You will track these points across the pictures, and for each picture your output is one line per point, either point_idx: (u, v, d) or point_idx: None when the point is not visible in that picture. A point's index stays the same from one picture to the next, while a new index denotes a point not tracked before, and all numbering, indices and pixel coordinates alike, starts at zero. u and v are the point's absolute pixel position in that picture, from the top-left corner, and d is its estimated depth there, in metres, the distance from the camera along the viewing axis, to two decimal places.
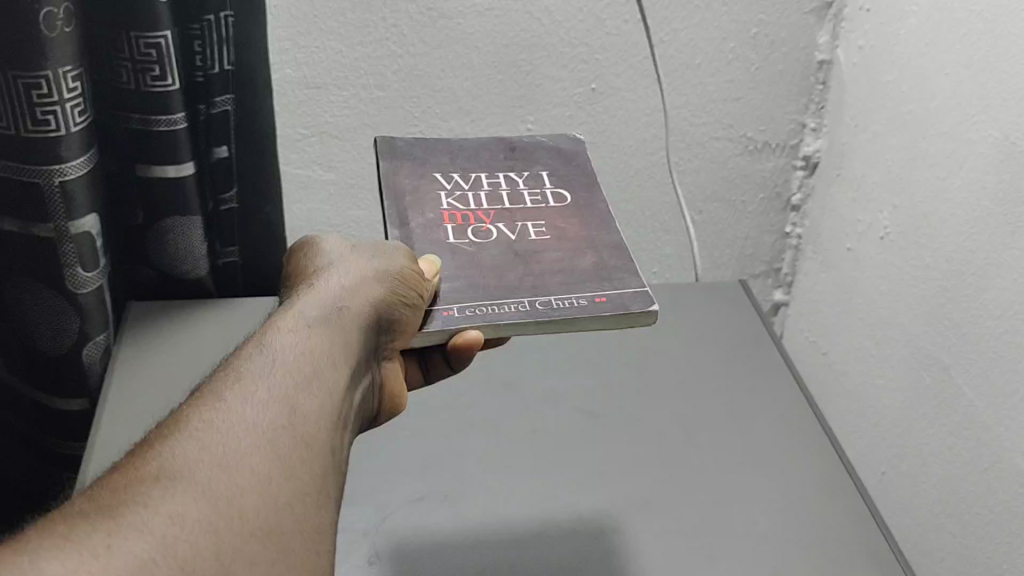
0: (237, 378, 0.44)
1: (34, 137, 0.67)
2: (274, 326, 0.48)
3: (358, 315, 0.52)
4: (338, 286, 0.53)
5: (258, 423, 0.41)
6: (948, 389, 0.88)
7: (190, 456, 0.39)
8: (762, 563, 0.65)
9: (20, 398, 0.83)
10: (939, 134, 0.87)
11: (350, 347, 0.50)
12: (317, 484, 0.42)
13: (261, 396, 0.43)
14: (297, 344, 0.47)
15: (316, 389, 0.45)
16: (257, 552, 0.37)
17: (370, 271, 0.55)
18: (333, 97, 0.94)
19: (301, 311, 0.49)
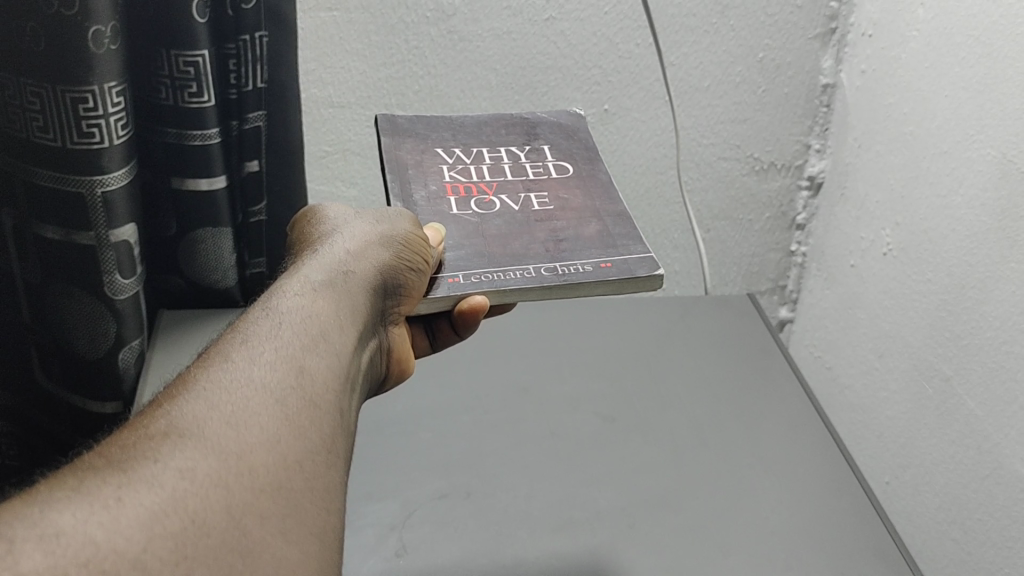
0: (244, 339, 0.46)
1: (79, 149, 0.71)
2: (279, 291, 0.50)
3: (359, 284, 0.55)
4: (340, 258, 0.55)
5: (267, 379, 0.43)
6: (949, 399, 0.91)
7: (200, 413, 0.40)
8: (773, 558, 0.68)
9: (55, 402, 0.86)
10: (939, 154, 0.91)
11: (353, 315, 0.52)
12: (324, 440, 0.43)
13: (268, 357, 0.45)
14: (302, 309, 0.49)
15: (321, 351, 0.47)
16: (270, 501, 0.39)
17: (370, 245, 0.58)
18: (356, 115, 0.98)
19: (305, 279, 0.52)
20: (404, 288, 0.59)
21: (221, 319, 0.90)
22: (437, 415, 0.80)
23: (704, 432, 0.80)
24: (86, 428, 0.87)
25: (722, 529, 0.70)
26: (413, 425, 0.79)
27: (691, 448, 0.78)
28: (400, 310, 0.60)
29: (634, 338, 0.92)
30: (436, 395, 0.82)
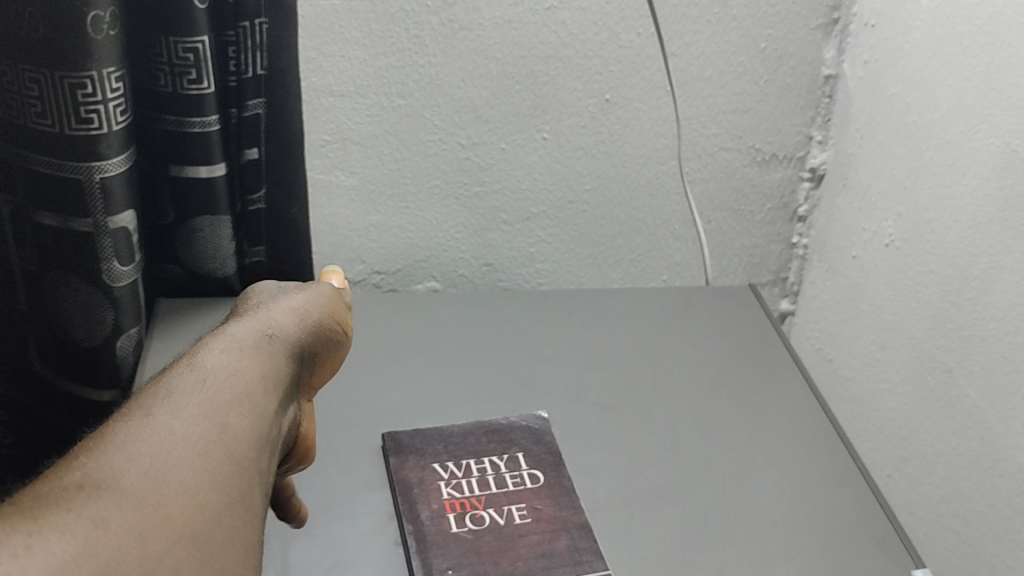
0: (172, 388, 0.44)
1: (77, 135, 0.70)
2: (205, 345, 0.49)
3: (283, 346, 0.53)
4: (268, 320, 0.54)
5: (192, 430, 0.42)
6: (952, 390, 0.91)
7: (120, 462, 0.38)
8: (775, 548, 0.68)
9: (52, 390, 0.85)
10: (943, 144, 0.91)
11: (280, 374, 0.51)
12: (247, 499, 0.42)
13: (198, 405, 0.43)
14: (231, 362, 0.48)
15: (250, 407, 0.46)
16: (188, 555, 0.37)
17: (296, 313, 0.58)
18: (356, 104, 0.97)
19: (233, 336, 0.50)
20: (317, 356, 0.58)
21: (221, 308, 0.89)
22: (436, 405, 0.79)
23: (704, 422, 0.79)
24: (83, 416, 0.86)
25: (722, 519, 0.70)
26: (412, 414, 0.78)
27: (692, 438, 0.77)
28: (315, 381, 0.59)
29: (634, 329, 0.91)
30: (435, 385, 0.82)
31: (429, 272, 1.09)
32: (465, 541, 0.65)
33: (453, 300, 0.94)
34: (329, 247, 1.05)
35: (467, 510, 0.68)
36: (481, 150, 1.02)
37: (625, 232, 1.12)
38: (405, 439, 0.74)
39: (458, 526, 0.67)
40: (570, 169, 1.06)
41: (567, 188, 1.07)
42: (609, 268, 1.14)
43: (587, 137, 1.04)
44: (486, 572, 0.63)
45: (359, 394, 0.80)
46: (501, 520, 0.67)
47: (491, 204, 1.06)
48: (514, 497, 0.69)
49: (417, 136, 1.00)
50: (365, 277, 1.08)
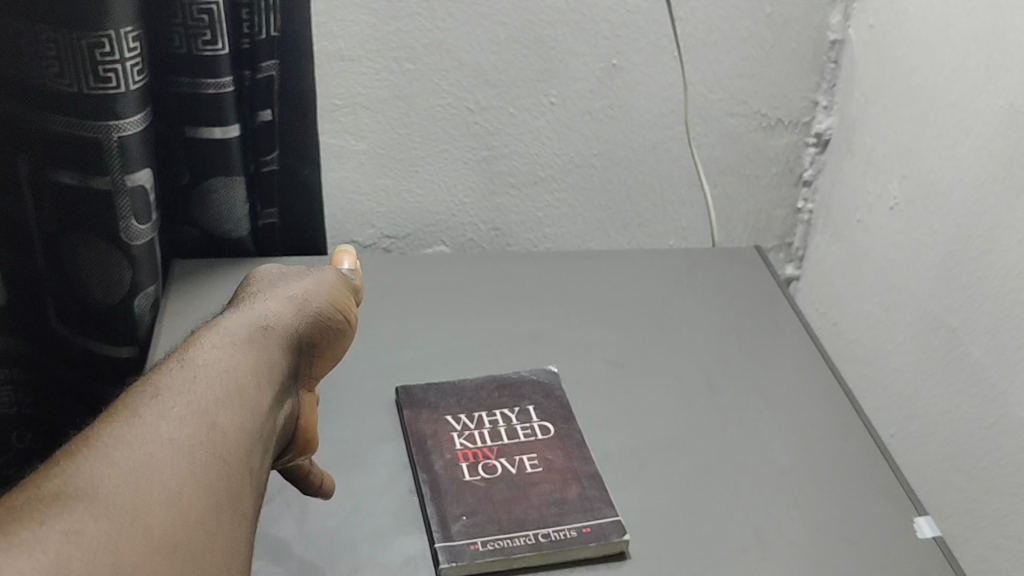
0: (158, 393, 0.48)
1: (95, 94, 0.71)
2: (198, 343, 0.53)
3: (277, 338, 0.56)
4: (262, 313, 0.57)
5: (175, 433, 0.46)
6: (955, 349, 0.92)
7: (100, 469, 0.42)
8: (781, 496, 0.69)
9: (70, 348, 0.87)
10: (947, 105, 0.92)
11: (270, 369, 0.54)
12: (226, 493, 0.46)
13: (181, 410, 0.47)
14: (219, 361, 0.52)
15: (234, 407, 0.50)
16: (162, 554, 0.41)
17: (293, 303, 0.60)
18: (366, 69, 0.98)
19: (224, 332, 0.54)
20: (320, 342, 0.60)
21: (237, 268, 0.90)
22: (448, 361, 0.81)
23: (711, 378, 0.81)
24: (101, 374, 0.88)
25: (729, 468, 0.71)
26: (424, 370, 0.80)
27: (699, 392, 0.79)
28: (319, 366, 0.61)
29: (642, 289, 0.92)
30: (446, 343, 0.83)
31: (438, 237, 1.10)
32: (479, 488, 0.67)
33: (463, 261, 0.95)
34: (340, 211, 1.06)
35: (479, 460, 0.70)
36: (490, 114, 1.03)
37: (632, 197, 1.13)
38: (419, 393, 0.75)
39: (471, 475, 0.68)
40: (577, 134, 1.07)
41: (575, 152, 1.08)
42: (615, 233, 1.16)
43: (594, 101, 1.05)
44: (500, 518, 0.65)
45: (372, 351, 0.82)
46: (513, 469, 0.69)
47: (500, 168, 1.07)
48: (525, 447, 0.71)
49: (426, 101, 1.01)
50: (375, 241, 1.09)
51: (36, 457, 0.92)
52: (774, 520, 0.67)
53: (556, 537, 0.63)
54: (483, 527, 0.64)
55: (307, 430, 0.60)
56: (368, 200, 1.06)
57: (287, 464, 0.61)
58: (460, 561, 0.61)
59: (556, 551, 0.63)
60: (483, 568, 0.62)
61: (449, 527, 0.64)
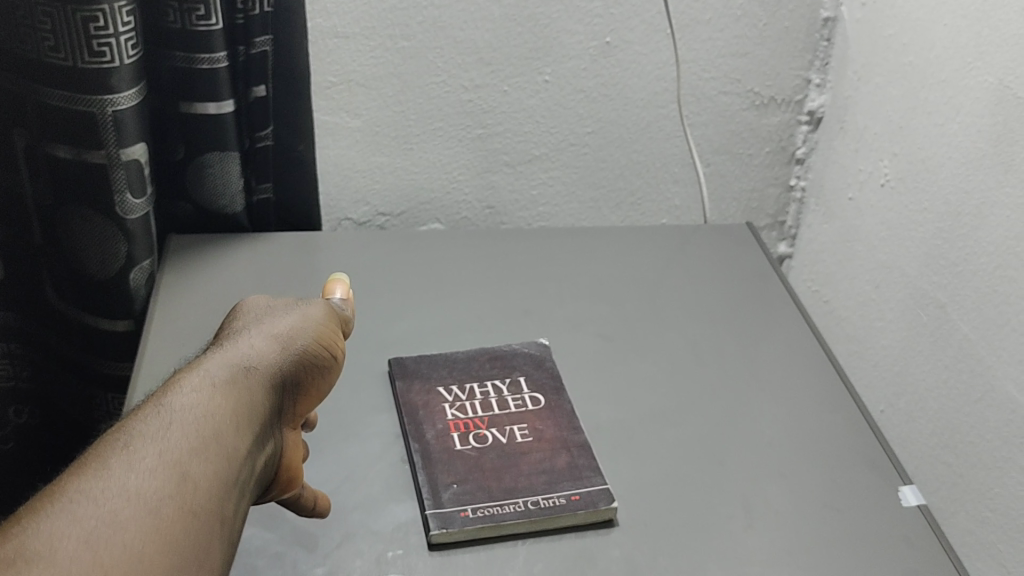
0: (131, 440, 0.47)
1: (90, 68, 0.72)
2: (175, 386, 0.51)
3: (264, 377, 0.54)
4: (248, 348, 0.55)
5: (142, 488, 0.45)
6: (944, 325, 0.93)
7: (60, 529, 0.41)
8: (768, 466, 0.70)
9: (67, 322, 0.88)
10: (938, 83, 0.93)
11: (252, 412, 0.52)
12: (192, 552, 0.45)
13: (151, 462, 0.46)
14: (196, 406, 0.50)
15: (209, 457, 0.48)
16: None
17: (283, 336, 0.57)
18: (361, 46, 0.98)
19: (206, 373, 0.52)
20: (311, 379, 0.58)
21: (231, 244, 0.91)
22: (441, 335, 0.82)
23: (701, 352, 0.82)
24: (98, 348, 0.88)
25: (718, 439, 0.72)
26: (417, 344, 0.80)
27: (690, 366, 0.80)
28: (309, 401, 0.59)
29: (634, 265, 0.93)
30: (438, 317, 0.84)
31: (432, 214, 1.11)
32: (470, 457, 0.68)
33: (456, 238, 0.96)
34: (334, 188, 1.07)
35: (471, 430, 0.70)
36: (483, 92, 1.04)
37: (625, 175, 1.14)
38: (411, 364, 0.76)
39: (462, 444, 0.69)
40: (571, 112, 1.07)
41: (569, 130, 1.09)
42: (609, 211, 1.16)
43: (587, 79, 1.06)
44: (490, 486, 0.65)
45: (365, 326, 0.82)
46: (504, 439, 0.70)
47: (494, 146, 1.08)
48: (516, 418, 0.72)
49: (420, 78, 1.01)
50: (370, 218, 1.10)
51: (29, 433, 0.92)
52: (761, 490, 0.68)
53: (545, 505, 0.64)
54: (473, 495, 0.65)
55: (289, 469, 0.58)
56: (363, 177, 1.07)
57: (271, 498, 0.59)
58: (450, 527, 0.62)
59: (545, 518, 0.63)
60: (473, 535, 0.63)
61: (440, 494, 0.65)
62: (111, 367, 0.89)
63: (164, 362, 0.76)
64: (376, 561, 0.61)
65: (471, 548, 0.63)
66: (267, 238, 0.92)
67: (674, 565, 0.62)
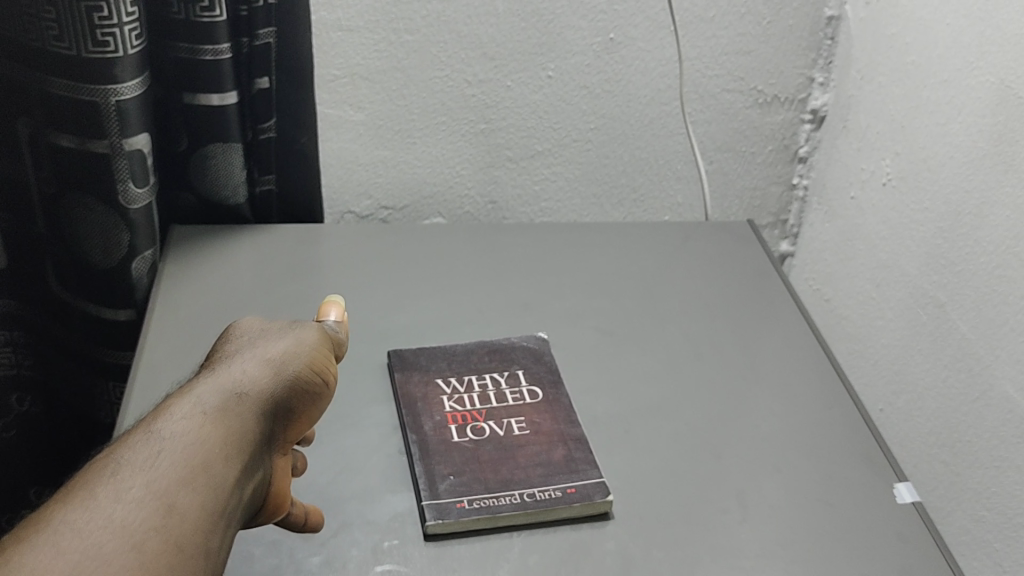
0: (118, 471, 0.47)
1: (94, 58, 0.72)
2: (165, 413, 0.50)
3: (258, 402, 0.53)
4: (241, 372, 0.54)
5: (127, 521, 0.44)
6: (943, 324, 0.93)
7: (40, 564, 0.41)
8: (764, 461, 0.71)
9: (70, 311, 0.88)
10: (940, 82, 0.93)
11: (244, 439, 0.51)
12: None
13: (136, 494, 0.46)
14: (186, 434, 0.49)
15: (196, 489, 0.47)
16: None
17: (279, 359, 0.56)
18: (365, 39, 0.98)
19: (197, 400, 0.51)
20: (306, 404, 0.57)
21: (233, 235, 0.91)
22: (440, 328, 0.82)
23: (699, 347, 0.82)
24: (100, 337, 0.88)
25: (714, 434, 0.73)
26: (416, 336, 0.81)
27: (688, 361, 0.80)
28: (306, 425, 0.58)
29: (634, 261, 0.93)
30: (438, 310, 0.84)
31: (434, 209, 1.11)
32: (467, 449, 0.68)
33: (458, 232, 0.96)
34: (337, 181, 1.07)
35: (468, 422, 0.71)
36: (487, 87, 1.04)
37: (628, 171, 1.14)
38: (410, 356, 0.77)
39: (460, 436, 0.69)
40: (574, 108, 1.08)
41: (572, 126, 1.09)
42: (611, 207, 1.16)
43: (591, 75, 1.06)
44: (486, 478, 0.66)
45: (365, 318, 0.82)
46: (501, 432, 0.70)
47: (497, 141, 1.08)
48: (513, 411, 0.72)
49: (424, 72, 1.02)
50: (372, 212, 1.10)
51: (31, 424, 0.91)
52: (757, 485, 0.68)
53: (540, 498, 0.65)
54: (470, 487, 0.65)
55: (284, 494, 0.57)
56: (366, 171, 1.07)
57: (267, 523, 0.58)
58: (446, 518, 0.62)
59: (541, 511, 0.64)
60: (469, 526, 0.63)
61: (436, 486, 0.65)
62: (112, 355, 0.90)
63: (165, 349, 0.77)
64: (373, 551, 0.61)
65: (467, 539, 0.63)
66: (269, 229, 0.93)
67: (669, 557, 0.62)
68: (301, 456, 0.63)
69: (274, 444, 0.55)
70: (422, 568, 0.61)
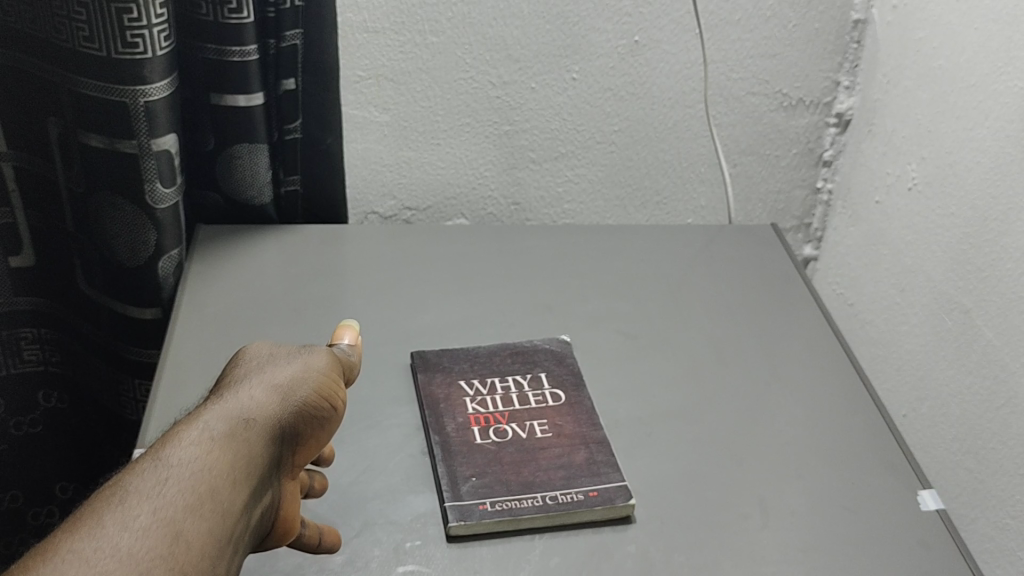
0: (126, 496, 0.45)
1: (124, 59, 0.73)
2: (174, 437, 0.49)
3: (265, 429, 0.52)
4: (248, 399, 0.53)
5: (135, 550, 0.43)
6: (969, 330, 0.92)
7: None
8: (786, 465, 0.70)
9: (98, 309, 0.89)
10: (967, 87, 0.92)
11: (250, 467, 0.50)
12: None
13: (145, 521, 0.44)
14: (194, 461, 0.48)
15: (204, 517, 0.46)
16: None
17: (286, 386, 0.55)
18: (391, 41, 0.99)
19: (205, 426, 0.50)
20: (310, 432, 0.56)
21: (259, 233, 0.92)
22: (462, 330, 0.82)
23: (722, 350, 0.82)
24: (127, 334, 0.89)
25: (736, 438, 0.73)
26: (438, 337, 0.81)
27: (711, 364, 0.80)
28: (310, 451, 0.57)
29: (657, 265, 0.93)
30: (462, 311, 0.85)
31: (457, 210, 1.11)
32: (489, 451, 0.68)
33: (481, 233, 0.96)
34: (361, 181, 1.07)
35: (491, 425, 0.71)
36: (511, 89, 1.04)
37: (651, 174, 1.14)
38: (433, 357, 0.77)
39: (482, 438, 0.70)
40: (598, 110, 1.08)
41: (596, 128, 1.09)
42: (634, 210, 1.16)
43: (616, 78, 1.06)
44: (508, 480, 0.66)
45: (388, 319, 0.83)
46: (523, 434, 0.70)
47: (520, 143, 1.08)
48: (536, 413, 0.72)
49: (449, 74, 1.02)
50: (396, 213, 1.10)
51: (59, 420, 0.94)
52: (779, 489, 0.68)
53: (562, 501, 0.65)
54: (492, 489, 0.65)
55: (286, 519, 0.56)
56: (390, 172, 1.07)
57: (270, 547, 0.57)
58: (469, 520, 0.63)
59: (562, 514, 0.64)
60: (491, 528, 0.63)
61: (458, 487, 0.65)
62: (138, 354, 0.90)
63: (189, 344, 0.77)
64: (394, 550, 0.62)
65: (489, 541, 0.63)
66: (293, 229, 0.93)
67: (690, 561, 0.63)
68: (318, 476, 0.64)
69: (278, 471, 0.54)
70: (443, 569, 0.61)
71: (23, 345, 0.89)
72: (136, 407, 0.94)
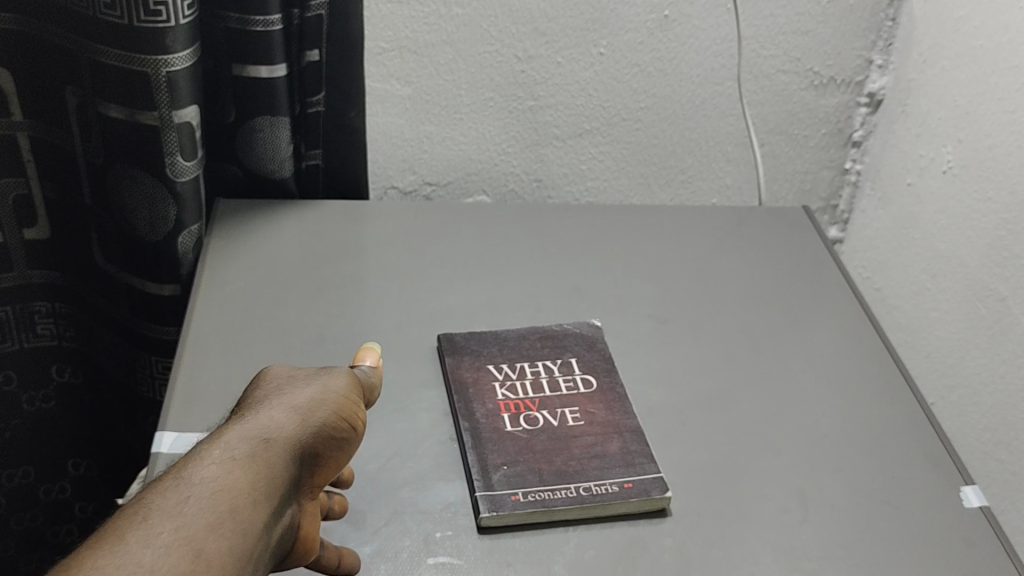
0: (146, 516, 0.43)
1: (145, 27, 0.71)
2: (195, 459, 0.46)
3: (287, 447, 0.49)
4: (270, 418, 0.50)
5: (156, 568, 0.40)
6: (1005, 318, 0.90)
7: None
8: (826, 458, 0.69)
9: (115, 284, 0.87)
10: (1010, 68, 0.90)
11: (272, 486, 0.47)
12: None
13: (164, 539, 0.42)
14: (216, 479, 0.45)
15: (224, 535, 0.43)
16: None
17: (307, 405, 0.52)
18: (414, 12, 0.96)
19: (226, 445, 0.47)
20: (331, 453, 0.53)
21: (280, 210, 0.90)
22: (489, 313, 0.80)
23: (755, 337, 0.80)
24: (144, 310, 0.87)
25: (773, 428, 0.71)
26: (465, 319, 0.79)
27: (744, 352, 0.78)
28: (331, 473, 0.54)
29: (687, 248, 0.91)
30: (489, 292, 0.82)
31: (480, 187, 1.09)
32: (521, 438, 0.67)
33: (506, 211, 0.94)
34: (381, 155, 1.05)
35: (521, 411, 0.69)
36: (537, 63, 1.01)
37: (677, 152, 1.11)
38: (461, 340, 0.75)
39: (512, 425, 0.68)
40: (624, 86, 1.05)
41: (621, 105, 1.06)
42: (658, 188, 1.14)
43: (644, 54, 1.03)
44: (541, 469, 0.64)
45: (413, 300, 0.81)
46: (555, 422, 0.68)
47: (545, 118, 1.05)
48: (567, 400, 0.70)
49: (474, 47, 0.99)
50: (416, 188, 1.08)
51: (72, 397, 0.92)
52: (820, 484, 0.66)
53: (596, 492, 0.63)
54: (524, 478, 0.63)
55: (308, 539, 0.52)
56: (410, 147, 1.05)
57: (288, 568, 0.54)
58: (501, 510, 0.61)
59: (596, 505, 0.62)
60: (523, 518, 0.61)
61: (490, 476, 0.63)
62: (152, 330, 0.88)
63: (211, 324, 0.75)
64: (425, 541, 0.60)
65: (521, 532, 0.61)
66: (314, 205, 0.91)
67: (729, 556, 0.61)
68: (337, 497, 0.59)
69: (298, 491, 0.51)
70: (477, 560, 0.59)
71: (36, 319, 0.87)
72: (151, 384, 0.92)
